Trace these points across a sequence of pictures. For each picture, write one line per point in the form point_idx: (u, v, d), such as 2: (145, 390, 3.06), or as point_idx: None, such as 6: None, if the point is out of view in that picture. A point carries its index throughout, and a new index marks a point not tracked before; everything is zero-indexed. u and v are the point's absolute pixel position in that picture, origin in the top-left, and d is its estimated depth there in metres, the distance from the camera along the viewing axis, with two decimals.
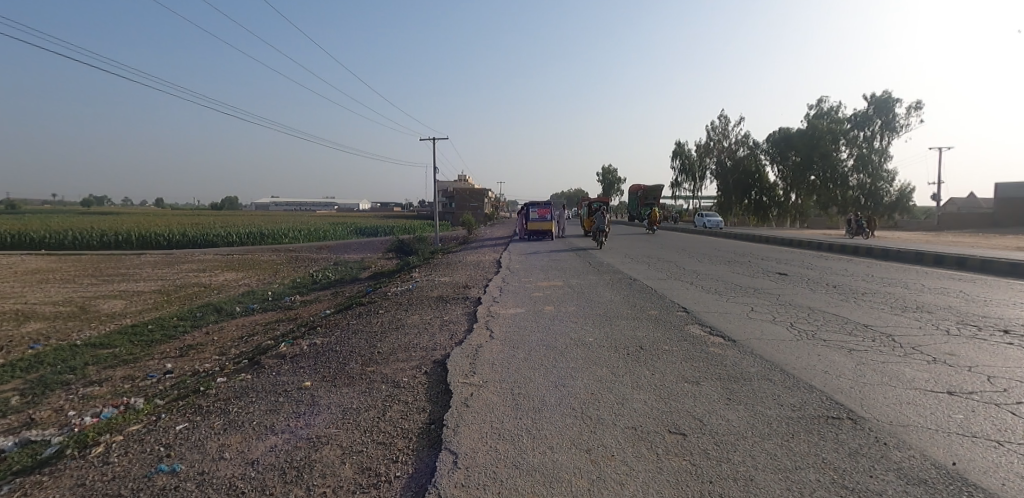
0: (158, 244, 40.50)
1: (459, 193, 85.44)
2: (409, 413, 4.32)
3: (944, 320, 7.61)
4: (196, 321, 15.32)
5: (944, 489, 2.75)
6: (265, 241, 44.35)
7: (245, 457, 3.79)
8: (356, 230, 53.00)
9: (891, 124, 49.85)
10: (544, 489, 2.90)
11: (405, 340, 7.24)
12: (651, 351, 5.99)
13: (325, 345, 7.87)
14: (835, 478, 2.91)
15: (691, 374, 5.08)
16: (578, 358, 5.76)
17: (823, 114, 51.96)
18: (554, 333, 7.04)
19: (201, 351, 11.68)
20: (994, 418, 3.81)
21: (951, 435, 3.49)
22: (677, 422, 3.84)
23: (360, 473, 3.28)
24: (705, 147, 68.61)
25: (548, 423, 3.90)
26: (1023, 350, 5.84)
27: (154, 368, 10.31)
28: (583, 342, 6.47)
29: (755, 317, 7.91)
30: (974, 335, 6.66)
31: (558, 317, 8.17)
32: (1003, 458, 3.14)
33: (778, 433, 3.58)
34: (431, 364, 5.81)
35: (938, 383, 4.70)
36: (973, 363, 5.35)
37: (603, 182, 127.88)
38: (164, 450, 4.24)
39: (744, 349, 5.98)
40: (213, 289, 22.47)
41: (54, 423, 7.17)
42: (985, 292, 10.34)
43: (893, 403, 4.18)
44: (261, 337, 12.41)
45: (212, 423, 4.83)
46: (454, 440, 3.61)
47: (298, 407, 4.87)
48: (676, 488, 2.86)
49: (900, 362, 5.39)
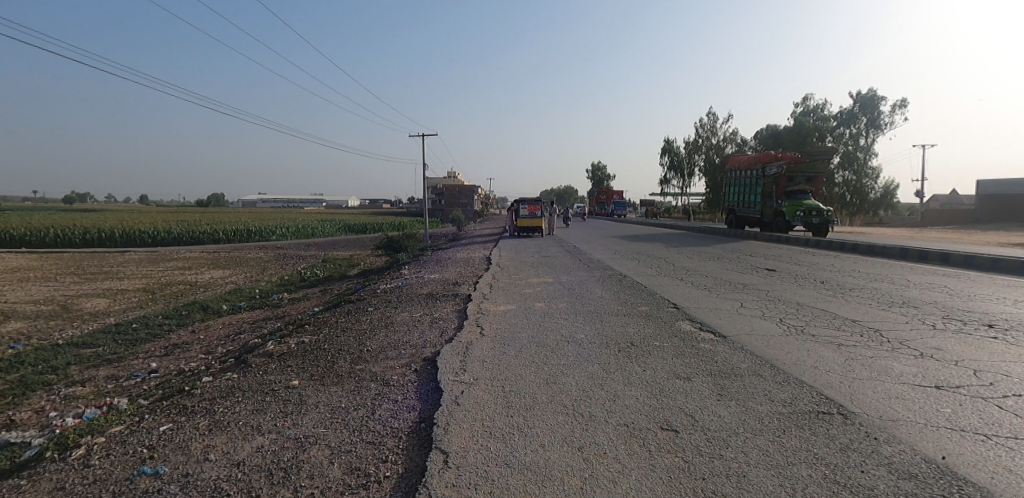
0: (142, 241, 39.77)
1: (450, 190, 85.85)
2: (399, 412, 4.27)
3: (931, 315, 7.68)
4: (183, 319, 15.14)
5: (935, 484, 2.76)
6: (251, 238, 43.58)
7: (209, 474, 3.53)
8: (344, 227, 52.37)
9: (875, 122, 50.27)
10: (537, 489, 2.86)
11: (394, 339, 7.11)
12: (623, 350, 5.91)
13: (314, 344, 7.75)
14: (827, 474, 2.91)
15: (664, 373, 5.00)
16: (547, 359, 5.60)
17: (810, 111, 52.26)
18: (522, 333, 6.89)
19: (188, 350, 11.57)
20: (981, 412, 3.85)
21: (939, 429, 3.52)
22: (669, 419, 3.82)
23: (350, 473, 3.23)
24: (694, 144, 67.99)
25: (539, 421, 3.86)
26: (1007, 345, 5.91)
27: (139, 367, 10.15)
28: (558, 341, 6.37)
29: (744, 313, 7.98)
30: (960, 329, 6.75)
31: (535, 316, 7.96)
32: (992, 451, 3.16)
33: (769, 429, 3.58)
34: (421, 362, 5.75)
35: (925, 377, 4.73)
36: (959, 357, 5.41)
37: (593, 178, 128.43)
38: (147, 452, 4.16)
39: (734, 345, 5.99)
40: (200, 287, 22.17)
41: (36, 424, 7.03)
42: (968, 287, 10.47)
43: (881, 397, 4.20)
44: (249, 335, 12.24)
45: (198, 423, 4.76)
46: (431, 450, 3.42)
47: (266, 414, 4.65)
48: (669, 485, 2.85)
49: (888, 357, 5.44)
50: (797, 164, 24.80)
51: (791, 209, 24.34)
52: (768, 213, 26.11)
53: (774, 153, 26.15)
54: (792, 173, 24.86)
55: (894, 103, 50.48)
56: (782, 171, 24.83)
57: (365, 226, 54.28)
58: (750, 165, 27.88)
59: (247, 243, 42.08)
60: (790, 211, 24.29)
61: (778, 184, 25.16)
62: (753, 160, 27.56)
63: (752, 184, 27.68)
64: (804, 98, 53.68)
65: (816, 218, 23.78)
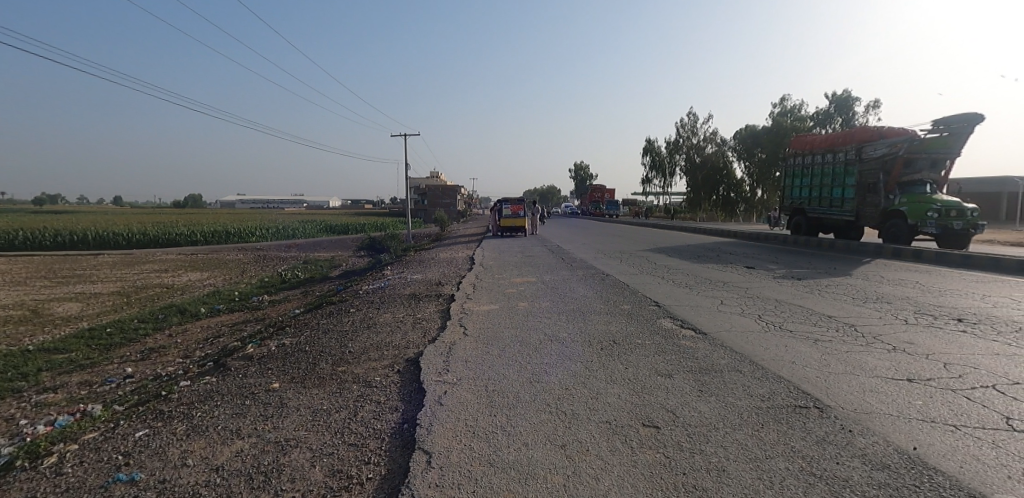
0: (116, 244, 38.87)
1: (432, 190, 85.55)
2: (381, 413, 4.24)
3: (903, 310, 7.89)
4: (159, 323, 14.85)
5: (907, 474, 2.83)
6: (230, 240, 42.91)
7: (186, 480, 3.46)
8: (326, 228, 51.87)
9: (850, 123, 51.42)
10: (520, 487, 2.87)
11: (377, 340, 7.07)
12: (605, 348, 5.92)
13: (294, 347, 7.65)
14: (804, 467, 2.96)
15: (647, 372, 4.98)
16: (530, 359, 5.58)
17: (787, 113, 53.12)
18: (505, 332, 6.90)
19: (165, 354, 11.35)
20: (950, 404, 3.97)
21: (911, 421, 3.62)
22: (650, 415, 3.87)
23: (332, 475, 3.20)
24: (675, 144, 68.60)
25: (522, 420, 3.87)
26: (976, 338, 6.09)
27: (114, 373, 9.90)
28: (541, 340, 6.39)
29: (724, 310, 8.08)
30: (931, 323, 6.94)
31: (518, 316, 7.93)
32: (961, 441, 3.26)
33: (748, 423, 3.64)
34: (404, 363, 5.71)
35: (898, 370, 4.86)
36: (930, 351, 5.57)
37: (576, 178, 129.26)
38: (122, 458, 4.07)
39: (714, 342, 6.08)
40: (177, 289, 21.79)
41: (5, 433, 6.80)
42: (938, 283, 10.78)
43: (856, 391, 4.30)
44: (227, 338, 12.06)
45: (176, 428, 4.67)
46: (414, 450, 3.42)
47: (246, 418, 4.57)
48: (650, 481, 2.87)
49: (862, 352, 5.57)
50: (920, 142, 16.39)
51: (914, 209, 15.96)
52: (869, 214, 17.64)
53: (877, 127, 17.69)
54: (912, 155, 16.40)
55: (867, 104, 51.58)
56: (897, 152, 16.44)
57: (347, 226, 53.82)
58: (834, 148, 19.40)
59: (225, 244, 41.41)
60: (916, 213, 15.89)
61: (892, 170, 16.67)
62: (842, 139, 19.03)
63: (839, 174, 19.14)
64: (781, 99, 54.60)
65: (958, 222, 15.52)
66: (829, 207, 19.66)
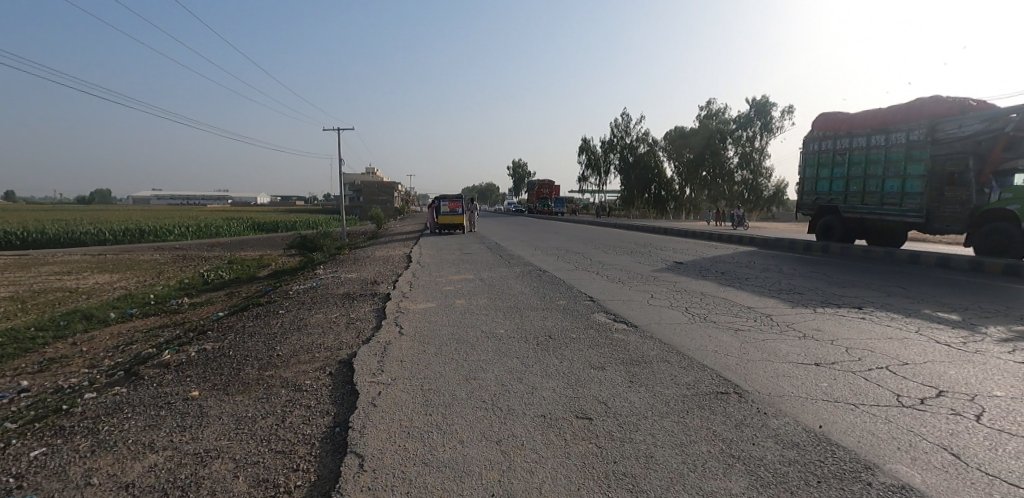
0: (9, 244, 35.15)
1: (367, 187, 83.36)
2: (311, 418, 4.09)
3: (813, 300, 8.52)
4: (61, 330, 13.57)
5: (814, 451, 3.07)
6: (143, 239, 39.85)
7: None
8: (253, 226, 49.29)
9: (767, 127, 55.02)
10: (453, 485, 2.86)
11: (307, 342, 6.81)
12: (541, 345, 5.97)
13: (216, 352, 7.23)
14: (722, 449, 3.15)
15: (581, 367, 5.07)
16: (466, 357, 5.54)
17: (711, 115, 55.95)
18: (441, 331, 6.82)
19: (68, 364, 10.38)
20: (852, 384, 4.35)
21: (818, 401, 3.92)
22: (583, 407, 3.98)
23: (256, 485, 3.06)
24: (609, 144, 70.59)
25: (457, 417, 3.87)
26: (876, 324, 6.68)
27: (5, 388, 8.94)
28: (478, 337, 6.38)
29: (654, 304, 8.39)
30: (837, 312, 7.53)
31: (454, 315, 7.84)
32: (861, 419, 3.57)
33: (674, 411, 3.81)
34: (336, 365, 5.55)
35: (808, 356, 5.25)
36: (836, 337, 6.06)
37: (513, 176, 130.32)
38: (14, 481, 3.70)
39: (644, 334, 6.33)
40: (82, 293, 20.01)
41: None
42: (843, 274, 11.73)
43: (771, 376, 4.62)
44: (141, 345, 11.21)
45: (78, 444, 4.29)
46: (346, 453, 3.33)
47: (159, 430, 4.26)
48: (583, 472, 2.95)
49: (777, 339, 5.98)
50: None
51: None
52: (945, 214, 13.59)
53: (954, 99, 13.71)
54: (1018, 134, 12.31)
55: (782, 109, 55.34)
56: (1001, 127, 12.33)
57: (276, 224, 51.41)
58: (887, 128, 15.33)
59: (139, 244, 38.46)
60: None
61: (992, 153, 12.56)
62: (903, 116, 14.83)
63: (896, 163, 15.07)
64: (707, 102, 57.44)
65: None
66: (882, 205, 15.55)
